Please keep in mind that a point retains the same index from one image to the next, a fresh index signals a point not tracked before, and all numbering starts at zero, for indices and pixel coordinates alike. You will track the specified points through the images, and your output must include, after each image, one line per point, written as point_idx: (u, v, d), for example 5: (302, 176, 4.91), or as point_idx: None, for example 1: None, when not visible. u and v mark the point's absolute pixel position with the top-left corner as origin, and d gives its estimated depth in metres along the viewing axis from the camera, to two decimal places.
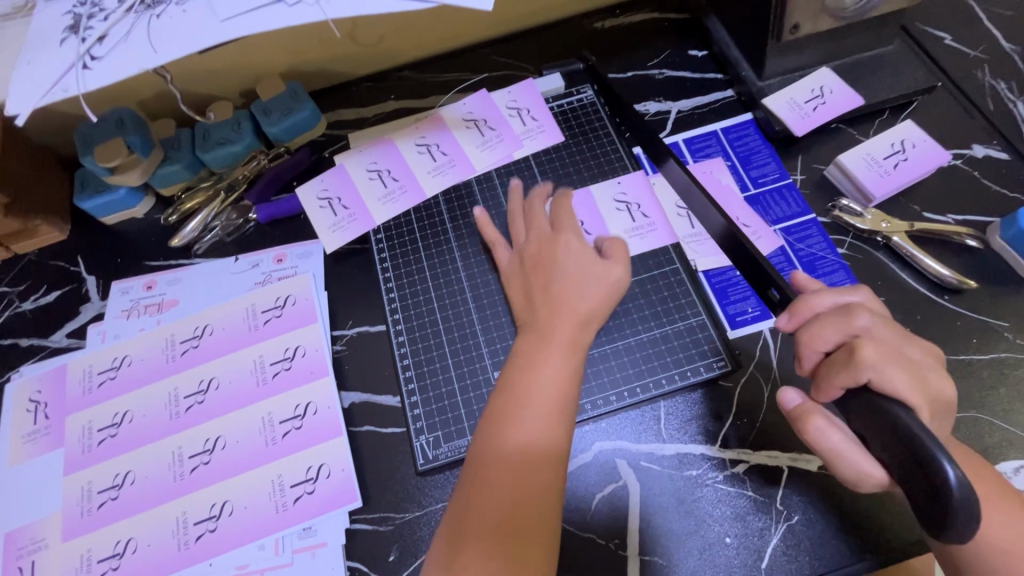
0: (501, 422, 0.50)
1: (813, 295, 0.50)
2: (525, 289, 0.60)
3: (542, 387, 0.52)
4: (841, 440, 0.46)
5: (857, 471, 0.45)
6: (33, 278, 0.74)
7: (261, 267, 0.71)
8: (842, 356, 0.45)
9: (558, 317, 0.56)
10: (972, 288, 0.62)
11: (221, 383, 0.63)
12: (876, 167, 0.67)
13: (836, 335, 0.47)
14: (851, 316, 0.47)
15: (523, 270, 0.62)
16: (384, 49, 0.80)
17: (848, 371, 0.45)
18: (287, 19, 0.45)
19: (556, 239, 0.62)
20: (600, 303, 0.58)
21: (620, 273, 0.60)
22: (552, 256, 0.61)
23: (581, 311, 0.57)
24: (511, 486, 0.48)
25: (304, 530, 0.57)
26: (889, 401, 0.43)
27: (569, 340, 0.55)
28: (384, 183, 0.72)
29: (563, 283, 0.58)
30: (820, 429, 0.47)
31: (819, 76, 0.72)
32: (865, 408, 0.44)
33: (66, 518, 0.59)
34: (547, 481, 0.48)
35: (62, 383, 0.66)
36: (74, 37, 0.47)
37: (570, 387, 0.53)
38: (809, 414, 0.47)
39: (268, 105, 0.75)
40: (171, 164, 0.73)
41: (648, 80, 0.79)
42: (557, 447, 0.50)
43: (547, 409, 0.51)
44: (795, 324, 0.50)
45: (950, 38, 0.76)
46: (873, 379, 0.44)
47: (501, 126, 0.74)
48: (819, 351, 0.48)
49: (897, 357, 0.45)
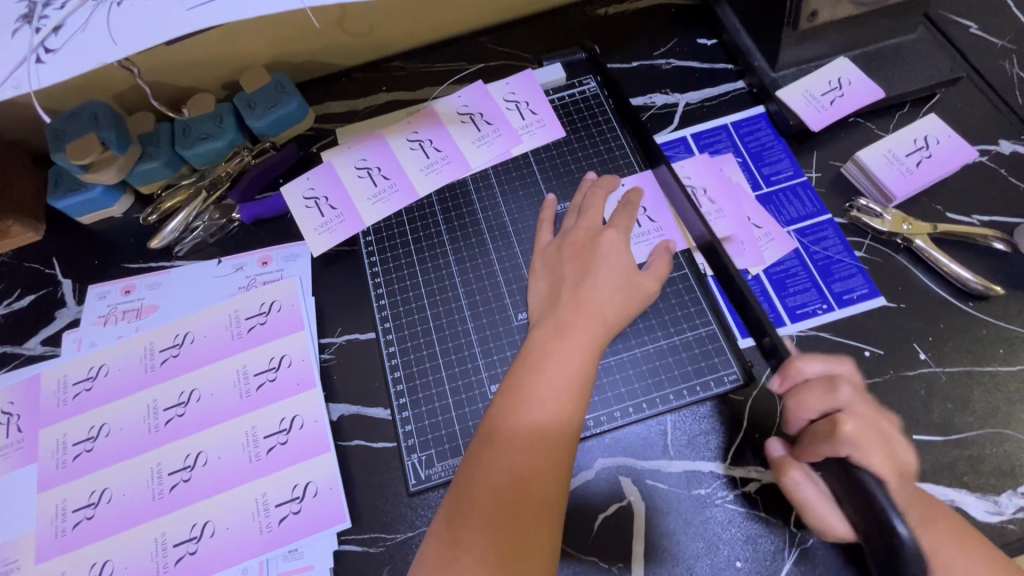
0: (507, 413, 0.47)
1: (802, 359, 0.51)
2: (556, 281, 0.57)
3: (551, 380, 0.48)
4: (815, 496, 0.49)
5: (823, 523, 0.48)
6: (6, 281, 0.71)
7: (244, 271, 0.67)
8: (824, 429, 0.47)
9: (572, 311, 0.53)
10: (999, 294, 0.58)
11: (203, 395, 0.60)
12: (898, 165, 0.63)
13: (821, 405, 0.48)
14: (835, 389, 0.48)
15: (558, 259, 0.58)
16: (375, 38, 0.76)
17: (829, 444, 0.46)
18: (260, 8, 0.41)
19: (603, 233, 0.58)
20: (623, 307, 0.55)
21: (655, 286, 0.57)
22: (594, 248, 0.57)
23: (607, 316, 0.54)
24: (515, 481, 0.44)
25: (290, 553, 0.54)
26: (865, 474, 0.44)
27: (584, 334, 0.52)
28: (375, 182, 0.68)
29: (598, 283, 0.55)
30: (796, 483, 0.49)
31: (836, 67, 0.68)
32: (840, 478, 0.46)
33: (39, 538, 0.56)
34: (553, 480, 0.45)
35: (36, 393, 0.63)
36: (26, 27, 0.43)
37: (582, 382, 0.49)
38: (787, 467, 0.50)
39: (252, 97, 0.70)
40: (149, 161, 0.69)
41: (653, 70, 0.74)
42: (565, 445, 0.47)
43: (555, 403, 0.47)
44: (786, 386, 0.51)
45: (976, 27, 0.71)
46: (852, 457, 0.45)
47: (498, 121, 0.69)
48: (803, 418, 0.49)
49: (876, 432, 0.46)
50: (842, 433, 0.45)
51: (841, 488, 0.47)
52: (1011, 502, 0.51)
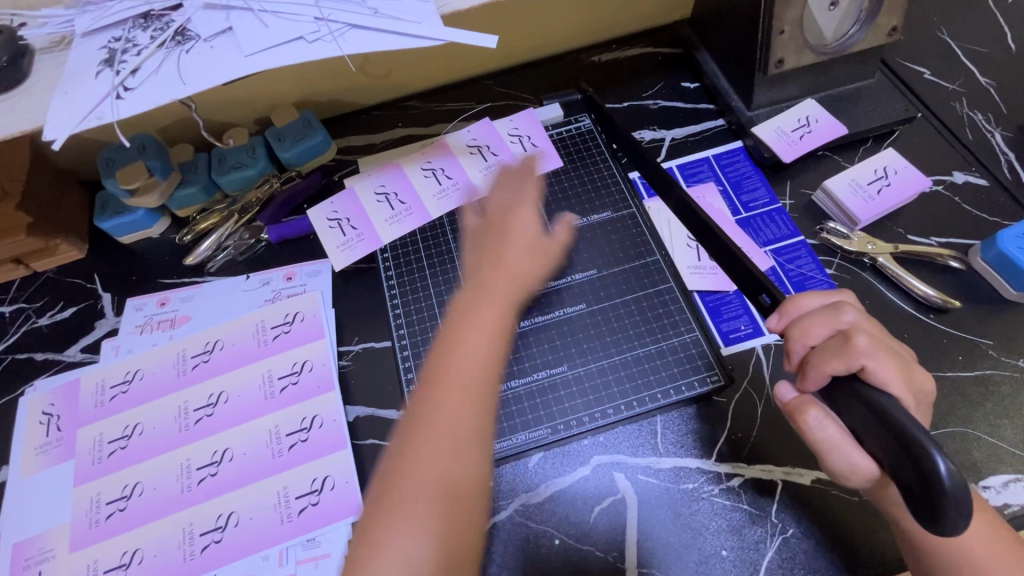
0: (416, 429, 0.46)
1: (802, 294, 0.50)
2: (480, 248, 0.60)
3: (457, 394, 0.47)
4: (836, 434, 0.45)
5: (849, 464, 0.44)
6: (50, 295, 0.77)
7: (271, 285, 0.73)
8: (835, 344, 0.45)
9: (471, 306, 0.53)
10: (957, 307, 0.64)
11: (231, 397, 0.65)
12: (861, 192, 0.70)
13: (826, 328, 0.47)
14: (839, 312, 0.47)
15: (481, 234, 0.62)
16: (393, 80, 0.85)
17: (841, 359, 0.44)
18: (306, 55, 0.49)
19: (515, 211, 0.63)
20: (536, 269, 0.59)
21: (530, 268, 0.58)
22: (507, 226, 0.61)
23: (522, 272, 0.57)
24: (428, 496, 0.44)
25: (308, 542, 0.58)
26: (877, 388, 0.43)
27: (482, 328, 0.51)
28: (391, 207, 0.75)
29: (514, 253, 0.58)
30: (815, 421, 0.46)
31: (804, 107, 0.76)
32: (853, 404, 0.44)
33: (74, 529, 0.60)
34: (469, 482, 0.45)
35: (76, 396, 0.68)
36: (108, 70, 0.51)
37: (487, 377, 0.49)
38: (805, 406, 0.47)
39: (282, 131, 0.79)
40: (187, 186, 0.76)
41: (642, 110, 0.83)
42: (465, 472, 0.45)
43: (462, 403, 0.47)
44: (785, 323, 0.50)
45: (928, 72, 0.80)
46: (866, 368, 0.44)
47: (503, 152, 0.77)
48: (807, 344, 0.48)
49: (891, 350, 0.45)
50: (856, 346, 0.44)
51: (859, 419, 0.43)
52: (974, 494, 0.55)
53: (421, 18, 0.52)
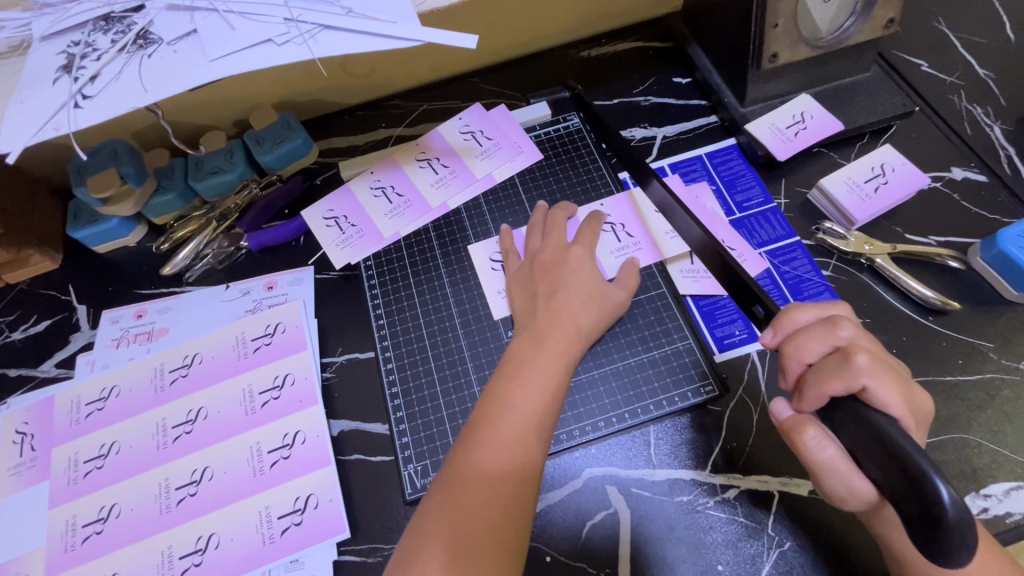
0: (469, 457, 0.49)
1: (795, 307, 0.48)
2: (530, 296, 0.62)
3: (499, 524, 0.46)
4: (834, 454, 0.43)
5: (848, 488, 0.43)
6: (23, 308, 0.74)
7: (251, 295, 0.71)
8: (834, 363, 0.43)
9: (525, 350, 0.56)
10: (956, 309, 0.62)
11: (210, 413, 0.63)
12: (858, 191, 0.68)
13: (822, 346, 0.45)
14: (835, 328, 0.45)
15: (531, 276, 0.63)
16: (377, 78, 0.81)
17: (841, 380, 0.43)
18: (274, 58, 0.47)
19: (571, 250, 0.64)
20: (592, 318, 0.60)
21: (587, 320, 0.60)
22: (562, 265, 0.63)
23: (580, 323, 0.59)
24: (478, 533, 0.45)
25: (291, 563, 0.56)
26: (878, 411, 0.41)
27: (547, 375, 0.54)
28: (618, 237, 0.68)
29: (570, 295, 0.60)
30: (813, 443, 0.44)
31: (799, 103, 0.74)
32: (853, 428, 0.42)
33: (49, 553, 0.58)
34: (510, 535, 0.46)
35: (50, 414, 0.65)
36: (66, 77, 0.48)
37: (490, 509, 0.46)
38: (803, 425, 0.45)
39: (260, 134, 0.76)
40: (164, 194, 0.74)
41: (633, 106, 0.81)
42: None
43: (522, 445, 0.50)
44: (779, 339, 0.48)
45: (926, 65, 0.78)
46: (868, 389, 0.42)
47: (453, 161, 0.75)
48: (803, 362, 0.46)
49: (891, 369, 0.43)
50: (856, 366, 0.42)
51: (857, 443, 0.42)
52: (974, 504, 0.54)
53: (396, 16, 0.49)
